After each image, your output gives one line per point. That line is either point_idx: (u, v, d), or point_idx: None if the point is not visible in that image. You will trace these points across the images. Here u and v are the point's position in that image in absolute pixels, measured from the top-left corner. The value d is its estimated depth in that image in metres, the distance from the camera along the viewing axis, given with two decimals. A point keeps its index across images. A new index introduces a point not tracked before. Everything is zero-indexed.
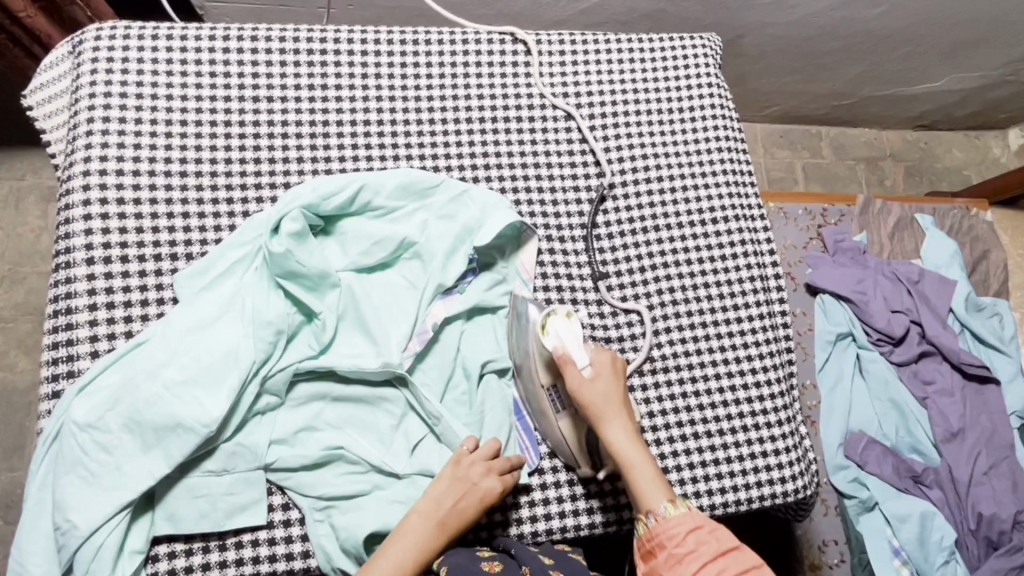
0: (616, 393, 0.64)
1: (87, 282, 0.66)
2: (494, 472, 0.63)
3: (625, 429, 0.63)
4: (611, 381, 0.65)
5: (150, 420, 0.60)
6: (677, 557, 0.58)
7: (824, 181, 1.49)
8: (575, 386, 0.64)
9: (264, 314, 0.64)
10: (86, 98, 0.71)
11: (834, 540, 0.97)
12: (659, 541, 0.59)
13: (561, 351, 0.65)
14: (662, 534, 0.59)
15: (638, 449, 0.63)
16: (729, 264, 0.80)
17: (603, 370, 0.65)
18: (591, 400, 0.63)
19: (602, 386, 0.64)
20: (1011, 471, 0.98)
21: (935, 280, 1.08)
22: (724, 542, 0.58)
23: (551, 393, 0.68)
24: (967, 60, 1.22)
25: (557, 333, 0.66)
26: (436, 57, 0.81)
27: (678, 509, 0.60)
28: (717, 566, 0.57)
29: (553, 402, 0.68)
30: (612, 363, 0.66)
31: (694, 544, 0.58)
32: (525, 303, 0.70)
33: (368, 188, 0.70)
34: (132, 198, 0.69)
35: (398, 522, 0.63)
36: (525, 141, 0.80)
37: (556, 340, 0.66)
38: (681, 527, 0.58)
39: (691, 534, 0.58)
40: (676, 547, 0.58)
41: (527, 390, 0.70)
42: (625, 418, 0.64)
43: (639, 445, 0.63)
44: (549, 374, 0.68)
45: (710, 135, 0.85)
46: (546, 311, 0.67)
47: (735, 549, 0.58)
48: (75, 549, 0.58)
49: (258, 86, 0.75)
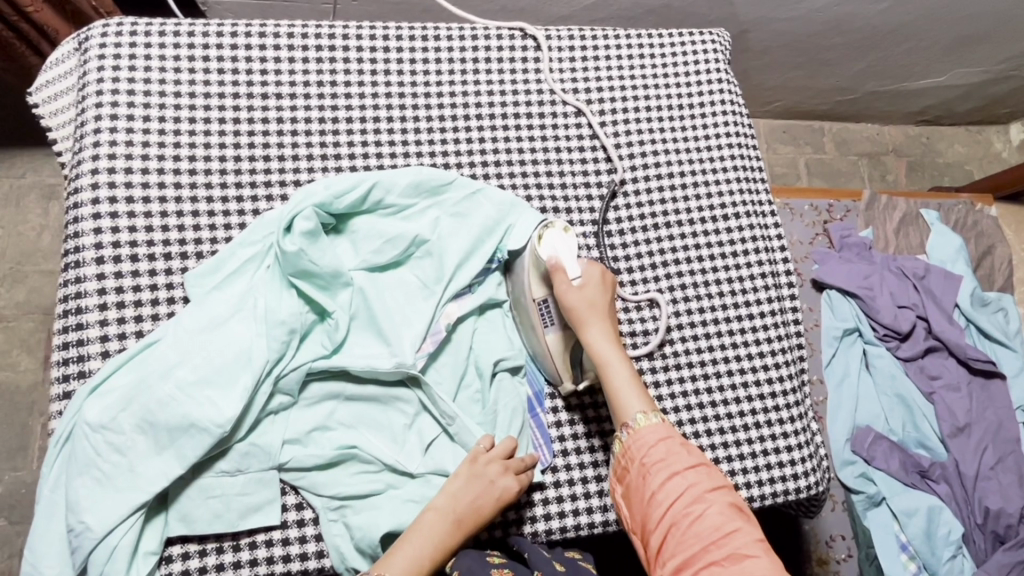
0: (603, 303, 0.67)
1: (96, 281, 0.65)
2: (510, 472, 0.63)
3: (606, 335, 0.65)
4: (598, 292, 0.67)
5: (163, 421, 0.60)
6: (647, 466, 0.59)
7: (828, 176, 1.49)
8: (563, 291, 0.66)
9: (277, 313, 0.64)
10: (93, 95, 0.71)
11: (842, 535, 0.98)
12: (631, 454, 0.60)
13: (555, 261, 0.67)
14: (634, 446, 0.60)
15: (616, 353, 0.65)
16: (740, 261, 0.80)
17: (592, 281, 0.67)
18: (576, 305, 0.66)
19: (590, 294, 0.66)
20: (1018, 465, 0.98)
21: (941, 275, 1.08)
22: (695, 458, 0.59)
23: (541, 306, 0.68)
24: (970, 55, 1.22)
25: (552, 245, 0.68)
26: (445, 53, 0.81)
27: (650, 419, 0.61)
28: (686, 477, 0.58)
29: (542, 316, 0.68)
30: (602, 276, 0.68)
31: (664, 454, 0.59)
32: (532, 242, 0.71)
33: (381, 185, 0.70)
34: (141, 196, 0.68)
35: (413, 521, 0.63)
36: (535, 138, 0.80)
37: (551, 251, 0.68)
38: (650, 437, 0.60)
39: (660, 444, 0.60)
40: (645, 457, 0.59)
41: (517, 306, 0.72)
42: (608, 328, 0.66)
43: (619, 351, 0.65)
44: (542, 287, 0.69)
45: (720, 131, 0.85)
46: (546, 224, 0.69)
47: (706, 465, 0.59)
48: (89, 550, 0.58)
49: (268, 83, 0.75)
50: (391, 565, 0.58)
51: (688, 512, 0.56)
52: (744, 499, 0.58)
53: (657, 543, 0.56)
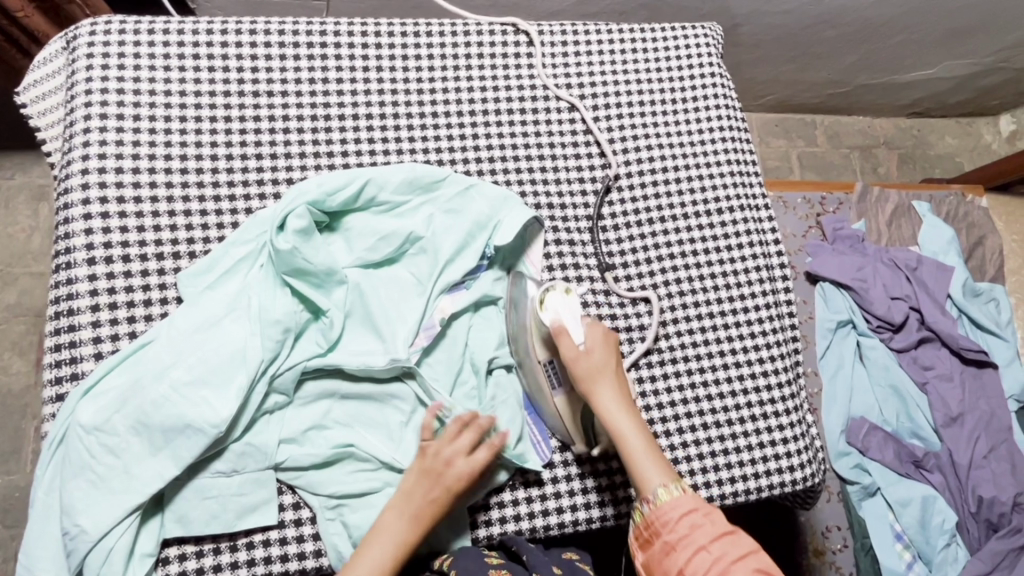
0: (610, 366, 0.64)
1: (88, 282, 0.65)
2: (461, 456, 0.61)
3: (616, 400, 0.63)
4: (604, 355, 0.65)
5: (157, 422, 0.59)
6: (671, 543, 0.57)
7: (820, 169, 1.50)
8: (569, 358, 0.64)
9: (271, 312, 0.63)
10: (82, 95, 0.70)
11: (837, 526, 0.98)
12: (655, 528, 0.59)
13: (557, 324, 0.65)
14: (657, 520, 0.58)
15: (628, 418, 0.62)
16: (735, 255, 0.80)
17: (597, 344, 0.65)
18: (584, 373, 0.63)
19: (596, 359, 0.64)
20: (1010, 453, 0.99)
21: (933, 267, 1.09)
22: (720, 527, 0.58)
23: (547, 368, 0.67)
24: (960, 47, 1.22)
25: (554, 307, 0.66)
26: (437, 49, 0.80)
27: (672, 492, 0.59)
28: (712, 550, 0.56)
29: (550, 378, 0.67)
30: (606, 337, 0.66)
31: (688, 528, 0.57)
32: (525, 281, 0.71)
33: (374, 183, 0.69)
34: (132, 196, 0.68)
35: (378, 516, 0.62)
36: (529, 134, 0.79)
37: (552, 314, 0.66)
38: (675, 511, 0.58)
39: (686, 517, 0.58)
40: (670, 532, 0.58)
41: (523, 367, 0.70)
42: (619, 392, 0.63)
43: (631, 416, 0.63)
44: (546, 349, 0.67)
45: (713, 125, 0.85)
46: (546, 286, 0.67)
47: (731, 533, 0.57)
48: (85, 553, 0.58)
49: (259, 80, 0.74)
50: (357, 565, 0.57)
51: None
52: (770, 560, 0.57)
53: None
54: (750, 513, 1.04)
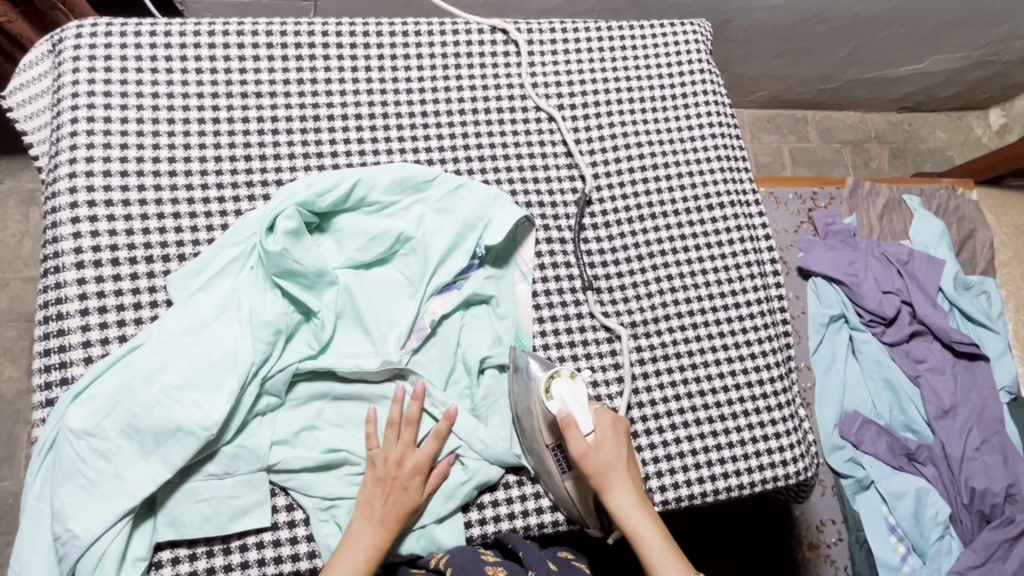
0: (620, 458, 0.64)
1: (77, 286, 0.64)
2: (411, 451, 0.64)
3: (630, 499, 0.63)
4: (614, 446, 0.64)
5: (148, 426, 0.59)
6: None
7: (812, 165, 1.50)
8: (580, 454, 0.63)
9: (262, 314, 0.63)
10: (69, 99, 0.70)
11: (832, 519, 0.99)
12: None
13: (564, 414, 0.64)
14: None
15: (643, 516, 0.62)
16: (725, 250, 0.80)
17: (606, 436, 0.64)
18: (596, 468, 0.62)
19: (606, 453, 0.63)
20: (1002, 445, 0.99)
21: (924, 260, 1.09)
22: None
23: (555, 453, 0.65)
24: (948, 41, 1.23)
25: (561, 395, 0.64)
26: (426, 48, 0.80)
27: None
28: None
29: (558, 464, 0.65)
30: (614, 426, 0.65)
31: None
32: (525, 359, 0.68)
33: (363, 183, 0.69)
34: (121, 199, 0.67)
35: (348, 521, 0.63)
36: (519, 133, 0.79)
37: (559, 403, 0.64)
38: None
39: None
40: None
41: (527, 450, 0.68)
42: (631, 485, 0.63)
43: (645, 513, 0.62)
44: (552, 434, 0.65)
45: (703, 122, 0.85)
46: (552, 371, 0.65)
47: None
48: (76, 558, 0.57)
49: (247, 81, 0.74)
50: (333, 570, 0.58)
51: None
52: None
53: None
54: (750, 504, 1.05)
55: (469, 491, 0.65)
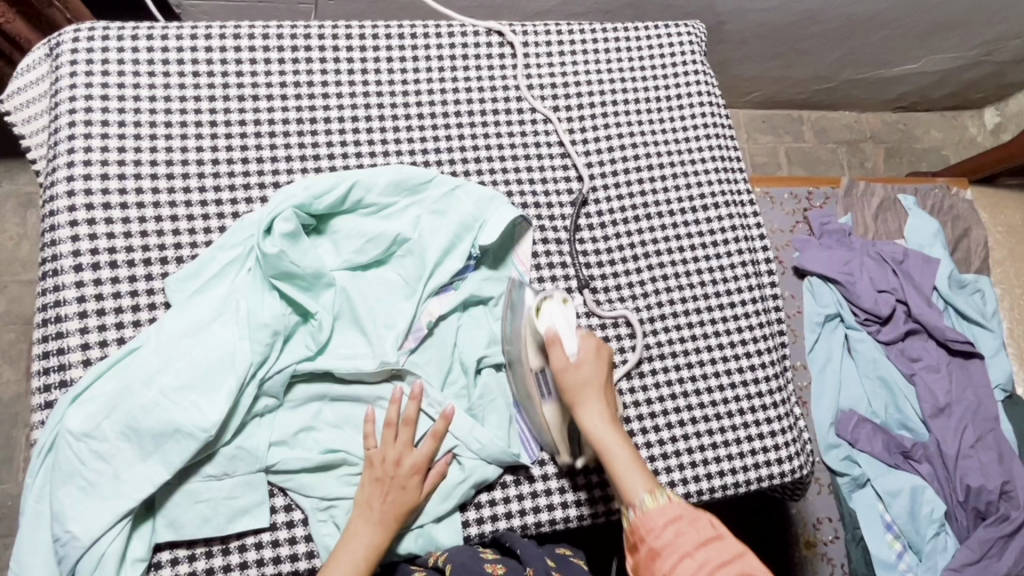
0: (599, 379, 0.64)
1: (75, 289, 0.65)
2: (408, 449, 0.64)
3: (602, 416, 0.62)
4: (595, 367, 0.64)
5: (147, 427, 0.59)
6: (656, 549, 0.56)
7: (808, 165, 1.51)
8: (559, 367, 0.63)
9: (260, 316, 0.64)
10: (66, 102, 0.70)
11: (829, 517, 0.99)
12: (640, 534, 0.57)
13: (551, 332, 0.64)
14: (642, 526, 0.57)
15: (614, 433, 0.62)
16: (720, 251, 0.80)
17: (589, 356, 0.64)
18: (571, 384, 0.63)
19: (586, 371, 0.63)
20: (997, 442, 0.99)
21: (919, 259, 1.10)
22: (706, 532, 0.55)
23: (538, 376, 0.66)
24: (941, 42, 1.23)
25: (550, 316, 0.65)
26: (422, 51, 0.81)
27: (658, 499, 0.58)
28: (697, 557, 0.54)
29: (540, 386, 0.66)
30: (598, 349, 0.65)
31: (673, 535, 0.55)
32: (523, 288, 0.69)
33: (360, 185, 0.70)
34: (119, 202, 0.68)
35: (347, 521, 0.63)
36: (514, 135, 0.80)
37: (547, 323, 0.65)
38: (661, 517, 0.56)
39: (671, 524, 0.56)
40: (654, 538, 0.56)
41: (514, 375, 0.69)
42: (605, 405, 0.63)
43: (616, 431, 0.62)
44: (539, 358, 0.66)
45: (698, 123, 0.85)
46: (545, 294, 0.66)
47: (718, 538, 0.55)
48: (76, 559, 0.58)
49: (244, 84, 0.74)
50: (333, 569, 0.59)
51: None
52: (761, 565, 0.54)
53: None
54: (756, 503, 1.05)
55: (467, 490, 0.66)
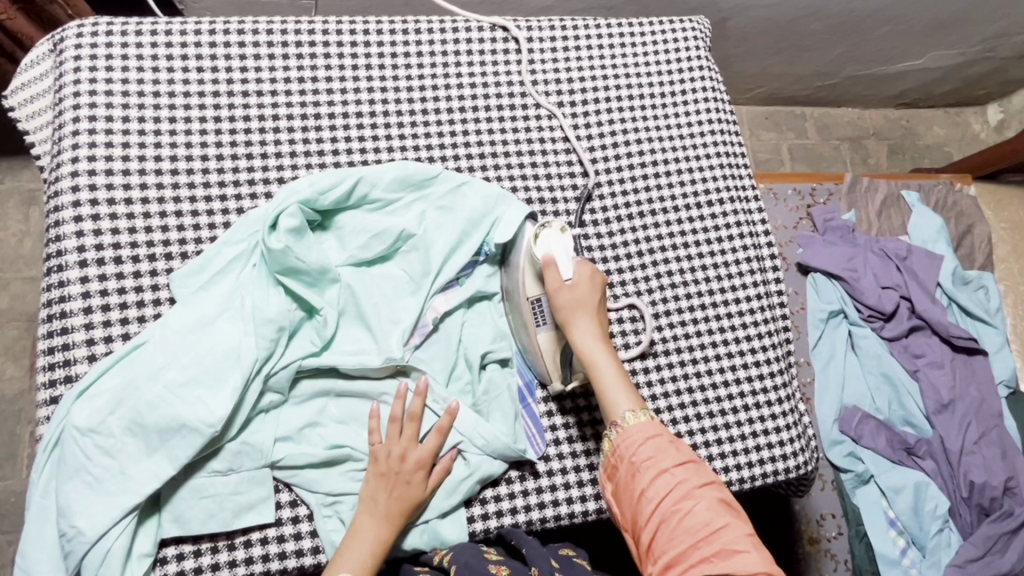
0: (592, 301, 0.66)
1: (81, 284, 0.65)
2: (410, 443, 0.64)
3: (592, 334, 0.65)
4: (588, 290, 0.66)
5: (153, 423, 0.59)
6: (635, 465, 0.59)
7: (811, 161, 1.50)
8: (553, 289, 0.65)
9: (265, 311, 0.64)
10: (71, 97, 0.70)
11: (832, 514, 0.99)
12: (620, 450, 0.60)
13: (547, 258, 0.67)
14: (622, 444, 0.60)
15: (602, 351, 0.64)
16: (724, 247, 0.80)
17: (583, 280, 0.66)
18: (564, 305, 0.65)
19: (580, 293, 0.65)
20: (1000, 439, 0.99)
21: (923, 256, 1.09)
22: (684, 455, 0.59)
23: (535, 304, 0.68)
24: (944, 37, 1.23)
25: (547, 244, 0.67)
26: (426, 47, 0.80)
27: (639, 417, 0.61)
28: (675, 474, 0.57)
29: (536, 314, 0.68)
30: (593, 275, 0.67)
31: (652, 451, 0.59)
32: (526, 225, 0.71)
33: (365, 181, 0.70)
34: (123, 197, 0.68)
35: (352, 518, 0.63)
36: (518, 132, 0.80)
37: (545, 250, 0.67)
38: (641, 434, 0.60)
39: (649, 441, 0.59)
40: (634, 454, 0.59)
41: (512, 307, 0.71)
42: (596, 325, 0.65)
43: (605, 349, 0.65)
44: (536, 285, 0.68)
45: (703, 118, 0.85)
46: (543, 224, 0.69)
47: (694, 462, 0.59)
48: (82, 555, 0.58)
49: (248, 80, 0.74)
50: (339, 566, 0.59)
51: (677, 509, 0.55)
52: (731, 494, 0.58)
53: (648, 539, 0.56)
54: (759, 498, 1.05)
55: (472, 486, 0.66)
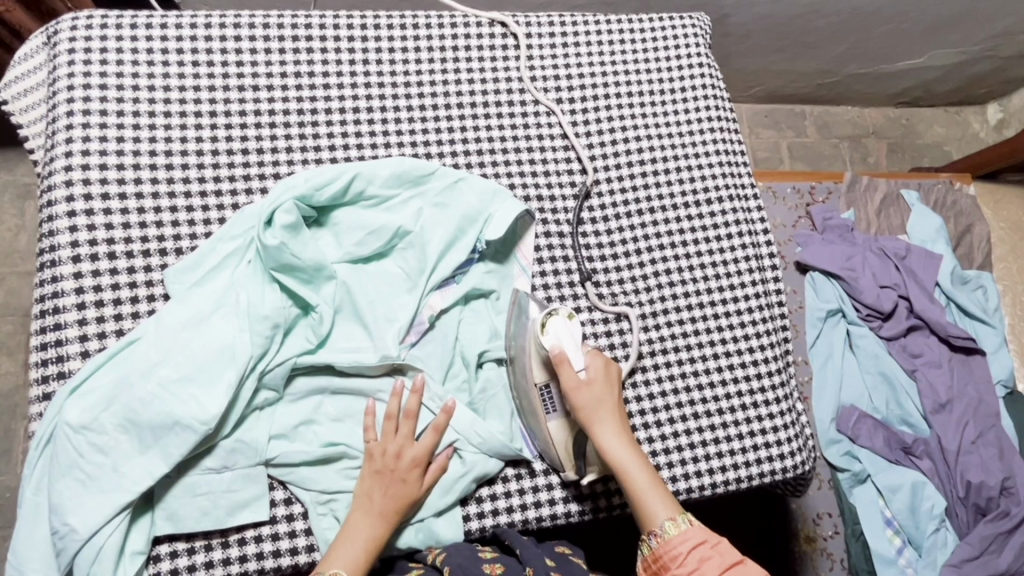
0: (609, 398, 0.64)
1: (73, 280, 0.64)
2: (407, 446, 0.63)
3: (617, 434, 0.63)
4: (604, 386, 0.65)
5: (147, 420, 0.59)
6: None
7: (810, 160, 1.50)
8: (570, 387, 0.64)
9: (260, 308, 0.63)
10: (64, 91, 0.69)
11: (828, 513, 0.99)
12: (664, 561, 0.59)
13: (559, 351, 0.65)
14: (665, 554, 0.59)
15: (631, 454, 0.63)
16: (723, 245, 0.80)
17: (598, 375, 0.65)
18: (584, 404, 0.64)
19: (596, 390, 0.64)
20: (998, 439, 0.99)
21: (921, 255, 1.09)
22: (727, 558, 0.59)
23: (543, 391, 0.67)
24: (945, 36, 1.23)
25: (556, 334, 0.66)
26: (425, 42, 0.80)
27: (679, 525, 0.60)
28: None
29: (545, 401, 0.67)
30: (605, 367, 0.66)
31: (699, 561, 0.58)
32: (525, 299, 0.70)
33: (362, 177, 0.69)
34: (117, 192, 0.67)
35: (346, 515, 0.63)
36: (517, 128, 0.79)
37: (554, 340, 0.66)
38: (684, 544, 0.59)
39: (694, 551, 0.59)
40: (679, 566, 0.58)
41: (518, 390, 0.70)
42: (618, 423, 0.64)
43: (632, 450, 0.63)
44: (544, 372, 0.67)
45: (703, 115, 0.85)
46: (549, 310, 0.67)
47: (740, 563, 0.59)
48: (75, 552, 0.57)
49: (245, 74, 0.74)
50: (333, 560, 0.58)
51: None
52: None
53: None
54: (768, 496, 1.06)
55: (468, 484, 0.66)
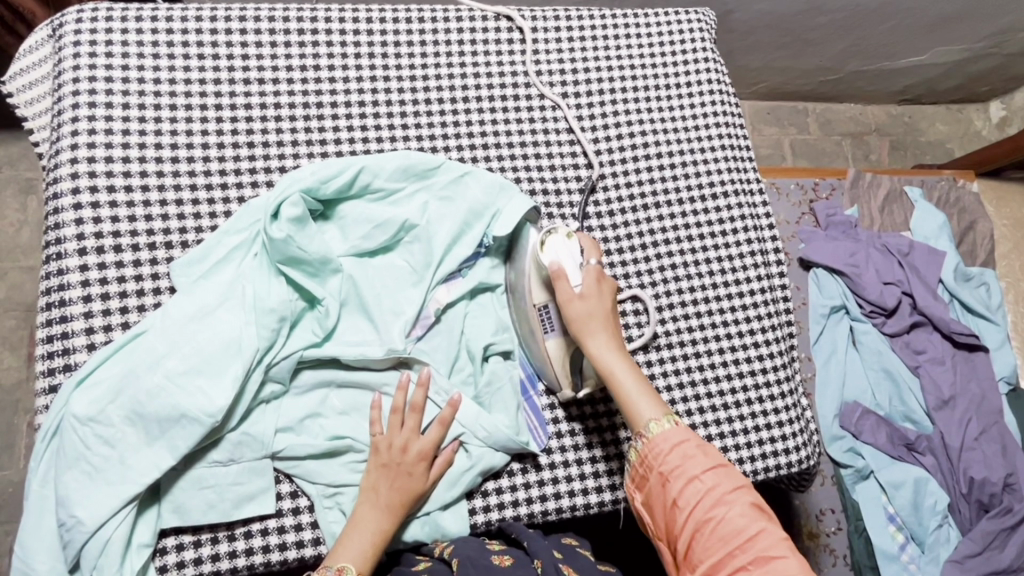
0: (604, 311, 0.64)
1: (79, 273, 0.64)
2: (413, 435, 0.63)
3: (608, 344, 0.63)
4: (600, 300, 0.64)
5: (153, 412, 0.59)
6: (665, 474, 0.58)
7: (813, 156, 1.50)
8: (564, 299, 0.64)
9: (266, 301, 0.63)
10: (70, 83, 0.69)
11: (831, 509, 0.99)
12: (648, 462, 0.59)
13: (556, 266, 0.65)
14: (650, 455, 0.59)
15: (621, 363, 0.62)
16: (728, 240, 0.80)
17: (594, 289, 0.65)
18: (577, 316, 0.63)
19: (590, 303, 0.64)
20: (1000, 435, 1.00)
21: (924, 251, 1.09)
22: (714, 460, 0.58)
23: (541, 312, 0.67)
24: (948, 32, 1.23)
25: (554, 250, 0.66)
26: (431, 36, 0.80)
27: (664, 425, 0.59)
28: (705, 481, 0.57)
29: (543, 321, 0.67)
30: (602, 283, 0.66)
31: (680, 459, 0.58)
32: (527, 226, 0.71)
33: (368, 170, 0.69)
34: (123, 185, 0.67)
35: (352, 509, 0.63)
36: (523, 123, 0.79)
37: (552, 257, 0.66)
38: (667, 443, 0.59)
39: (677, 449, 0.58)
40: (662, 465, 0.58)
41: (518, 310, 0.71)
42: (610, 335, 0.64)
43: (623, 359, 0.63)
44: (543, 292, 0.67)
45: (708, 111, 0.85)
46: (548, 230, 0.68)
47: (724, 466, 0.58)
48: (81, 545, 0.57)
49: (250, 69, 0.74)
50: (342, 554, 0.58)
51: (710, 517, 0.55)
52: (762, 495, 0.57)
53: (683, 547, 0.56)
54: None
55: (474, 478, 0.66)
